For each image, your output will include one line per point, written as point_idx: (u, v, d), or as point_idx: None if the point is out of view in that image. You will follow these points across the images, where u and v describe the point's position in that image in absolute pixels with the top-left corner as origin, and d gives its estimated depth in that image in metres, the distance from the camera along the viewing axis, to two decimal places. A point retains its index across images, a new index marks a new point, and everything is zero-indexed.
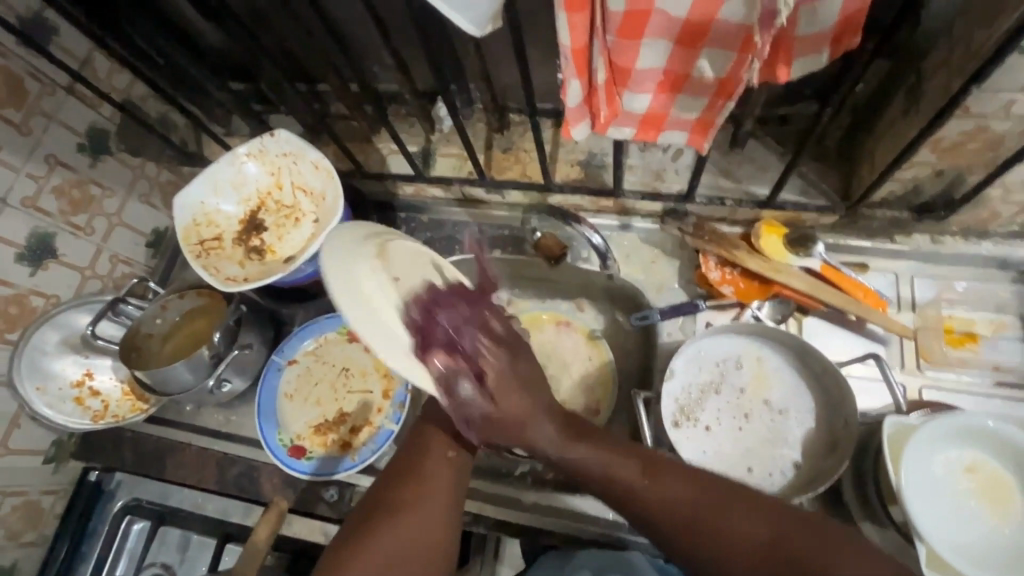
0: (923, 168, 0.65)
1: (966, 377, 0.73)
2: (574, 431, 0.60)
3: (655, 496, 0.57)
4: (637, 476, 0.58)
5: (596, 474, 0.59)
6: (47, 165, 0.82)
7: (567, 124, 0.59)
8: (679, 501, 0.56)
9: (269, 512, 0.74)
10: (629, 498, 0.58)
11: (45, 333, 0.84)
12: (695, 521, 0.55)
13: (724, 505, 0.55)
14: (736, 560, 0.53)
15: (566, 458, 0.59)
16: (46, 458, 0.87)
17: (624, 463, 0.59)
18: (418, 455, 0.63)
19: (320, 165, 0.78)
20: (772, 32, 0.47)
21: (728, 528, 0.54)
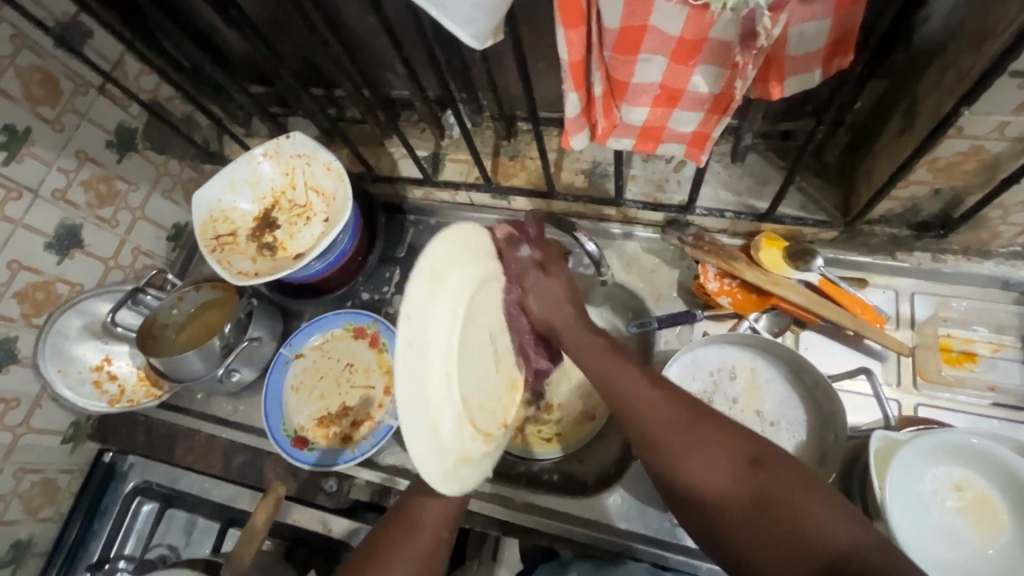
0: (921, 186, 0.66)
1: (963, 397, 0.73)
2: (597, 333, 0.66)
3: (651, 404, 0.58)
4: (638, 385, 0.60)
5: (606, 379, 0.62)
6: (77, 161, 0.87)
7: (567, 135, 0.61)
8: (676, 413, 0.57)
9: (270, 495, 0.75)
10: (626, 403, 0.60)
11: (69, 318, 0.89)
12: (682, 434, 0.55)
13: (722, 428, 0.55)
14: (712, 477, 0.53)
15: (589, 354, 0.65)
16: (64, 438, 0.91)
17: (632, 372, 0.62)
18: (405, 526, 0.62)
19: (332, 167, 0.81)
20: (751, 53, 0.50)
21: (718, 441, 0.54)
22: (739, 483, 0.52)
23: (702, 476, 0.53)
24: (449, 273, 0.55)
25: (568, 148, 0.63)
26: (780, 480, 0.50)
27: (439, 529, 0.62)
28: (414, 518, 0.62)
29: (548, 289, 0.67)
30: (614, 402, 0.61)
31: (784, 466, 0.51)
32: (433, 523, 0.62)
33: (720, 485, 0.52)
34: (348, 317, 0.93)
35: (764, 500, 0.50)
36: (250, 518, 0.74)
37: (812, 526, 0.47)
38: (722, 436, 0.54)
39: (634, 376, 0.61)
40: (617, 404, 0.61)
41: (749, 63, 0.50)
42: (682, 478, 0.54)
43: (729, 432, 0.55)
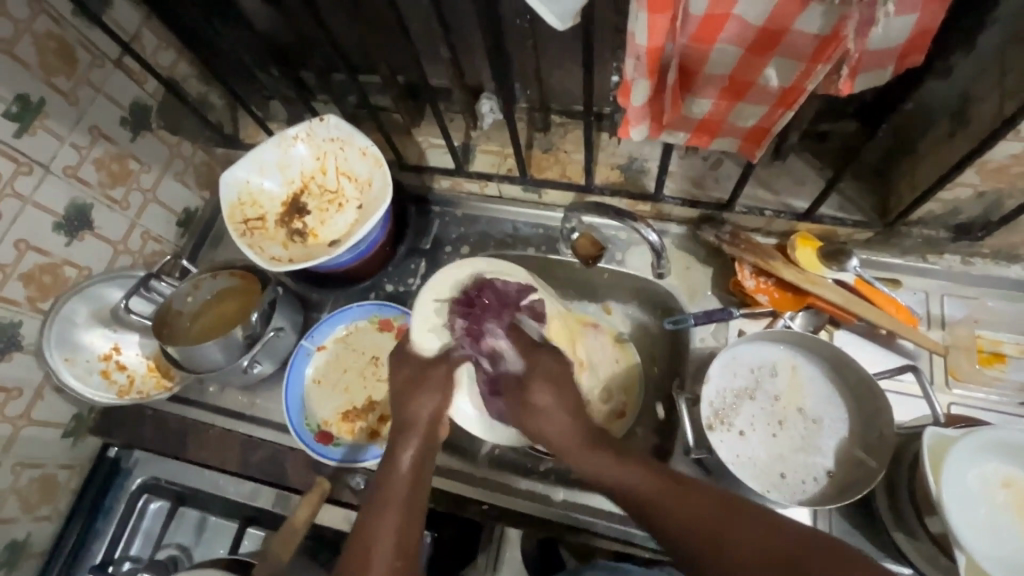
0: (966, 188, 0.67)
1: (995, 397, 0.74)
2: (601, 439, 0.64)
3: (676, 511, 0.55)
4: (655, 486, 0.58)
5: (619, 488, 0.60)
6: (90, 136, 0.82)
7: (627, 124, 0.61)
8: (693, 515, 0.54)
9: (312, 492, 0.73)
10: (643, 507, 0.58)
11: (77, 304, 0.83)
12: (722, 537, 0.52)
13: (748, 524, 0.52)
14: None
15: (595, 467, 0.62)
16: (65, 431, 0.86)
17: (650, 477, 0.59)
18: (381, 507, 0.62)
19: (368, 152, 0.78)
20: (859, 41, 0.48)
21: (747, 540, 0.51)
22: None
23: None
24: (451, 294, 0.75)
25: (626, 138, 0.63)
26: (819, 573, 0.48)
27: (409, 499, 0.63)
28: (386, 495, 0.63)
29: (544, 377, 0.68)
30: (633, 508, 0.58)
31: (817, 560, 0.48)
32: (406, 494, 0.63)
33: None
34: (374, 309, 0.91)
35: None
36: (289, 515, 0.71)
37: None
38: (751, 536, 0.51)
39: (645, 478, 0.59)
40: (636, 506, 0.58)
41: (833, 54, 0.50)
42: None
43: (754, 525, 0.52)
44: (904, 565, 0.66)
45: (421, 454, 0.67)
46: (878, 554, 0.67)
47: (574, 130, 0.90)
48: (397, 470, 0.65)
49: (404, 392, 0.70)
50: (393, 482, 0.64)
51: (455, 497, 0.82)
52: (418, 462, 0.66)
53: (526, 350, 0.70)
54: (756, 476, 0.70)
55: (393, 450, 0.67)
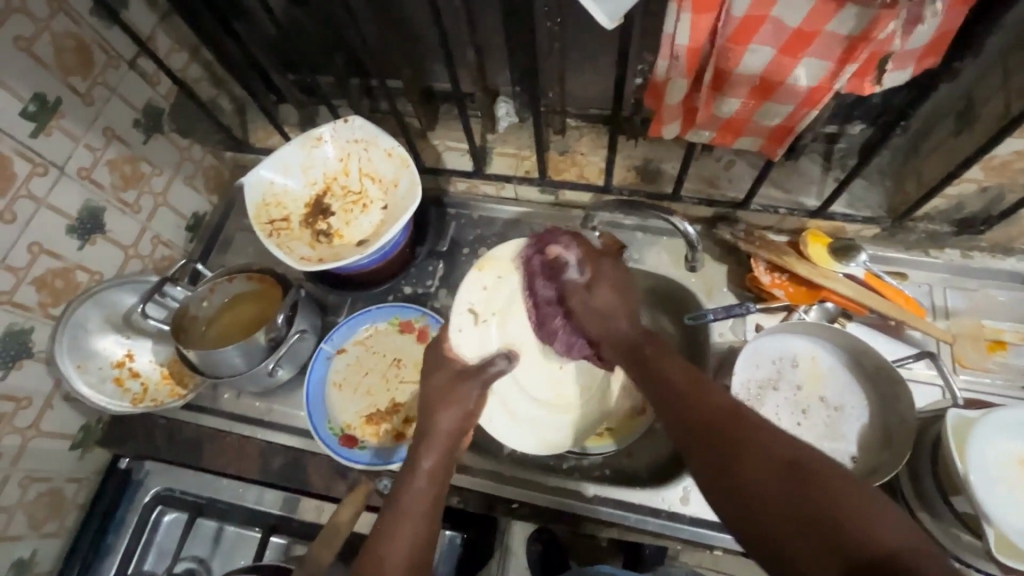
0: (970, 184, 0.72)
1: (999, 381, 0.79)
2: (652, 341, 0.67)
3: (692, 401, 0.57)
4: (688, 383, 0.59)
5: (653, 378, 0.62)
6: (104, 138, 0.80)
7: (661, 123, 0.67)
8: (720, 409, 0.55)
9: (355, 493, 0.74)
10: (673, 397, 0.59)
11: (88, 310, 0.81)
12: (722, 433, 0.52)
13: (764, 424, 0.52)
14: (751, 472, 0.49)
15: (642, 355, 0.66)
16: (73, 443, 0.82)
17: (684, 374, 0.61)
18: (394, 514, 0.60)
19: (394, 153, 0.79)
20: (881, 41, 0.52)
21: (762, 438, 0.51)
22: (777, 481, 0.47)
23: (743, 473, 0.49)
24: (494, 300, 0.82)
25: (658, 135, 0.69)
26: (822, 482, 0.46)
27: (425, 510, 0.60)
28: (398, 502, 0.61)
29: (608, 286, 0.73)
30: (662, 397, 0.60)
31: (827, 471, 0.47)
32: (423, 500, 0.61)
33: (759, 479, 0.48)
34: (395, 310, 0.90)
35: (805, 497, 0.46)
36: (331, 517, 0.72)
37: (857, 528, 0.43)
38: (759, 435, 0.51)
39: (687, 374, 0.60)
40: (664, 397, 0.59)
41: (862, 54, 0.53)
42: (720, 473, 0.51)
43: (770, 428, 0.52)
44: None
45: (441, 461, 0.65)
46: None
47: (591, 132, 0.91)
48: (415, 477, 0.63)
49: (434, 401, 0.69)
50: (414, 483, 0.62)
51: (484, 497, 0.82)
52: (439, 467, 0.64)
53: (592, 257, 0.75)
54: None
55: (413, 457, 0.65)
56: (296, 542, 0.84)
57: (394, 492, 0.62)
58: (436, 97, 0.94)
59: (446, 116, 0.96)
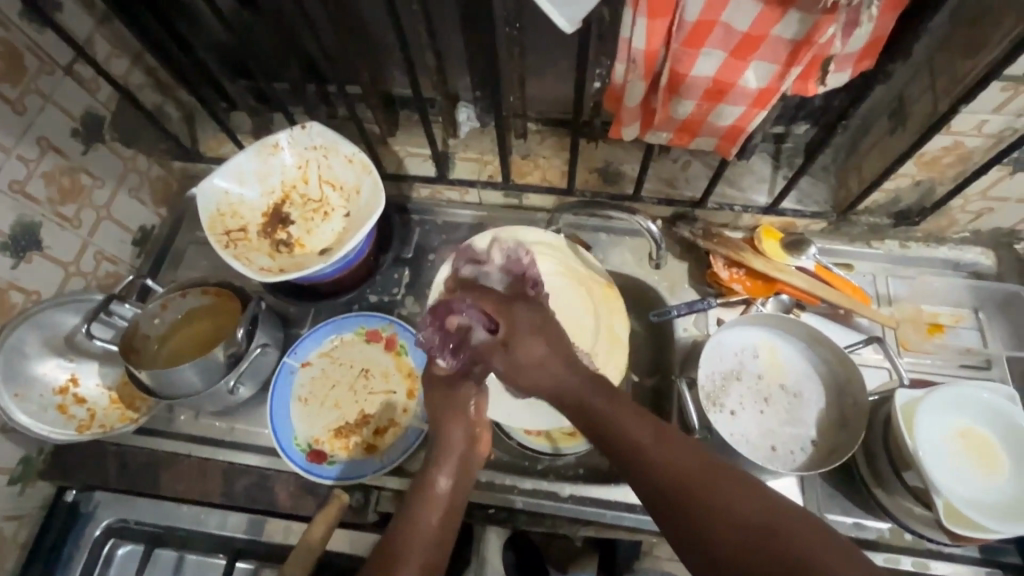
0: (906, 178, 0.77)
1: (939, 361, 0.84)
2: (600, 388, 0.61)
3: (661, 458, 0.54)
4: (650, 439, 0.56)
5: (609, 433, 0.58)
6: (39, 149, 0.76)
7: (620, 125, 0.69)
8: (688, 471, 0.53)
9: (329, 507, 0.71)
10: (634, 458, 0.55)
11: (26, 333, 0.76)
12: (695, 494, 0.52)
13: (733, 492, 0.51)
14: (731, 546, 0.48)
15: (587, 409, 0.60)
16: (12, 477, 0.77)
17: (641, 423, 0.57)
18: (407, 519, 0.60)
19: (354, 159, 0.77)
20: (823, 45, 0.55)
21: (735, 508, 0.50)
22: (759, 556, 0.47)
23: (721, 546, 0.49)
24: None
25: (618, 137, 0.71)
26: (802, 551, 0.46)
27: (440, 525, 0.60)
28: (413, 514, 0.60)
29: (527, 332, 0.65)
30: (622, 456, 0.56)
31: (801, 534, 0.47)
32: (439, 507, 0.61)
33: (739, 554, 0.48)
34: (360, 320, 0.88)
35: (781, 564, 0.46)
36: (304, 535, 0.69)
37: None
38: (733, 498, 0.51)
39: (645, 428, 0.57)
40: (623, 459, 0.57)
41: (806, 57, 0.56)
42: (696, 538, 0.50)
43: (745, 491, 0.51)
44: (883, 521, 0.73)
45: (459, 474, 0.64)
46: (860, 514, 0.74)
47: (552, 136, 0.92)
48: (436, 483, 0.63)
49: (445, 412, 0.67)
50: (432, 496, 0.62)
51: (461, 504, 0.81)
52: (457, 480, 0.64)
53: (499, 309, 0.68)
54: (750, 452, 0.75)
55: (430, 468, 0.64)
56: (265, 566, 0.81)
57: (412, 498, 0.62)
58: (396, 103, 0.93)
59: (407, 123, 0.95)
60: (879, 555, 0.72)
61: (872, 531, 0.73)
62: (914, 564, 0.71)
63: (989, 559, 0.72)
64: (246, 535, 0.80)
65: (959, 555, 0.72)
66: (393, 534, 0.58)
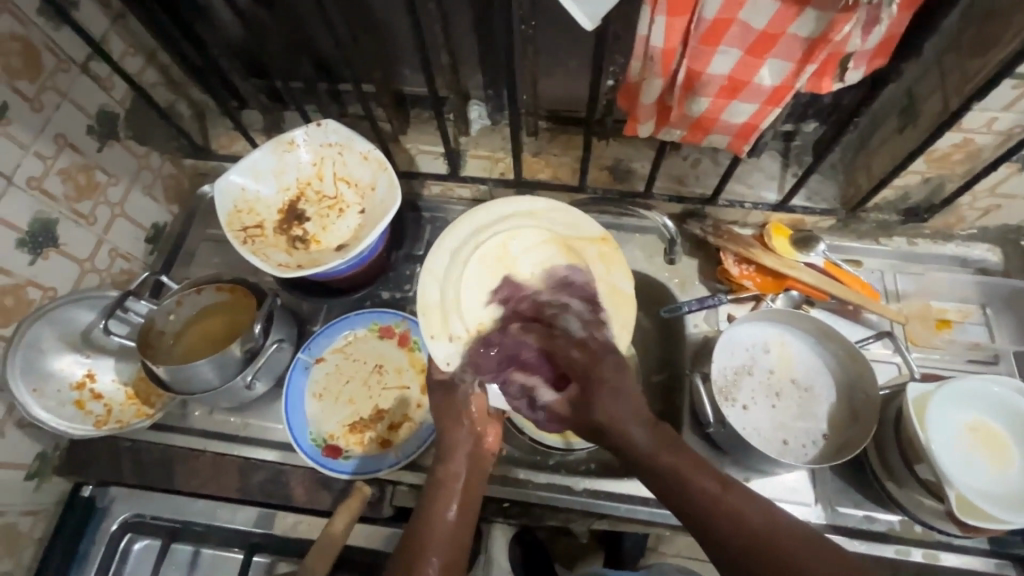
0: (915, 175, 0.78)
1: (948, 357, 0.85)
2: (664, 442, 0.62)
3: (728, 515, 0.57)
4: (716, 494, 0.59)
5: (676, 488, 0.60)
6: (55, 146, 0.76)
7: (636, 122, 0.70)
8: (754, 527, 0.56)
9: (351, 501, 0.72)
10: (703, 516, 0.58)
11: (42, 329, 0.77)
12: (765, 551, 0.55)
13: (798, 546, 0.55)
14: None
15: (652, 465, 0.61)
16: (29, 472, 0.77)
17: (705, 477, 0.60)
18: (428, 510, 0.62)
19: (369, 156, 0.78)
20: (839, 42, 0.56)
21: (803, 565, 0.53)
22: None
23: None
24: (453, 271, 0.74)
25: (632, 134, 0.72)
26: None
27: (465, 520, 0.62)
28: (433, 506, 0.63)
29: (596, 398, 0.65)
30: (689, 511, 0.59)
31: None
32: (456, 493, 0.64)
33: None
34: (373, 316, 0.89)
35: None
36: (325, 527, 0.70)
37: None
38: (801, 554, 0.54)
39: (709, 482, 0.59)
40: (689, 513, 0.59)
41: (821, 55, 0.57)
42: None
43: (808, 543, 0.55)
44: (893, 513, 0.74)
45: (473, 466, 0.66)
46: (870, 506, 0.75)
47: (563, 134, 0.93)
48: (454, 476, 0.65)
49: (450, 410, 0.69)
50: (450, 486, 0.64)
51: None
52: (471, 471, 0.66)
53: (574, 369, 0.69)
54: (762, 445, 0.75)
55: (443, 462, 0.66)
56: (279, 560, 0.82)
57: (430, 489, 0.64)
58: (408, 101, 0.94)
59: (419, 122, 0.96)
60: (890, 547, 0.73)
61: (883, 523, 0.74)
62: (924, 556, 0.72)
63: (998, 550, 0.73)
64: (255, 528, 0.81)
65: (968, 547, 0.73)
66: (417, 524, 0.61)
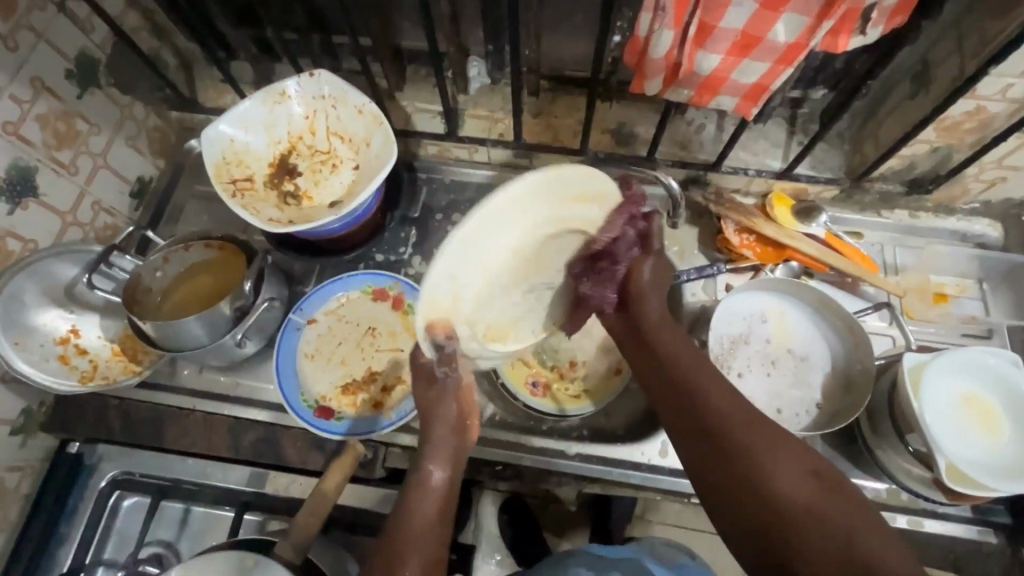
0: (924, 145, 0.76)
1: (943, 330, 0.85)
2: (674, 329, 0.67)
3: (720, 397, 0.59)
4: (711, 379, 0.61)
5: (676, 364, 0.63)
6: (32, 90, 0.72)
7: (643, 79, 0.67)
8: (742, 410, 0.58)
9: (346, 455, 0.71)
10: (695, 393, 0.61)
11: (24, 282, 0.75)
12: (747, 431, 0.57)
13: (771, 440, 0.56)
14: (774, 481, 0.53)
15: (656, 341, 0.66)
16: (13, 428, 0.76)
17: (706, 364, 0.63)
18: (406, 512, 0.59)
19: (364, 109, 0.75)
20: None
21: (772, 445, 0.55)
22: (801, 498, 0.51)
23: (763, 481, 0.53)
24: (473, 258, 0.58)
25: (639, 92, 0.69)
26: (837, 506, 0.51)
27: (442, 514, 0.60)
28: (410, 506, 0.60)
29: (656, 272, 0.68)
30: (680, 388, 0.62)
31: (840, 496, 0.52)
32: (434, 497, 0.61)
33: (781, 490, 0.52)
34: (367, 278, 0.87)
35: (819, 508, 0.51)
36: (319, 482, 0.70)
37: (867, 544, 0.48)
38: (781, 442, 0.56)
39: (709, 370, 0.62)
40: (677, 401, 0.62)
41: (840, 10, 0.55)
42: (736, 472, 0.55)
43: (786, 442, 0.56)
44: (880, 481, 0.75)
45: (452, 463, 0.63)
46: (858, 474, 0.76)
47: (565, 94, 0.90)
48: (431, 479, 0.62)
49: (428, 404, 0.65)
50: (428, 488, 0.61)
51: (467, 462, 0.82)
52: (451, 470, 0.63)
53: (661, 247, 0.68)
54: None
55: (424, 463, 0.62)
56: (271, 519, 0.82)
57: (407, 491, 0.61)
58: (404, 55, 0.90)
59: (415, 78, 0.92)
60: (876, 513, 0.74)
61: (869, 491, 0.75)
62: (909, 522, 0.74)
63: (981, 518, 0.74)
64: (250, 487, 0.81)
65: (951, 515, 0.74)
66: (397, 525, 0.58)
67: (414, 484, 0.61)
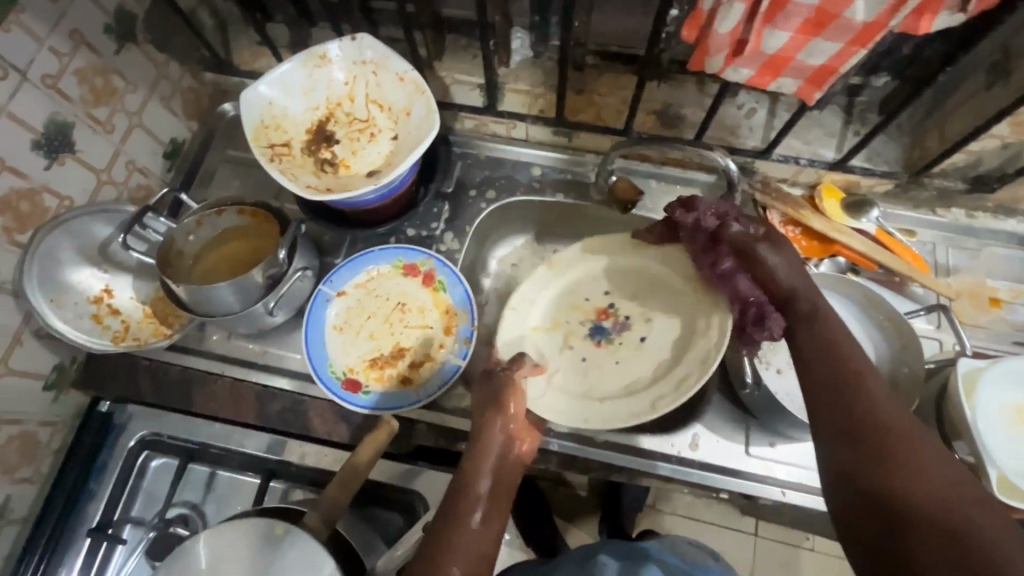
0: (994, 139, 0.72)
1: (993, 337, 0.81)
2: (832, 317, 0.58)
3: (872, 396, 0.51)
4: (865, 377, 0.53)
5: (824, 351, 0.55)
6: (72, 43, 0.71)
7: (704, 55, 0.63)
8: (897, 416, 0.49)
9: (379, 431, 0.70)
10: (842, 384, 0.53)
11: (59, 238, 0.74)
12: (893, 436, 0.48)
13: (913, 448, 0.47)
14: (912, 491, 0.44)
15: (802, 326, 0.58)
16: (46, 383, 0.76)
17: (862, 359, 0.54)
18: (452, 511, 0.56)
19: (407, 77, 0.73)
20: None
21: (924, 457, 0.46)
22: (946, 516, 0.42)
23: (901, 489, 0.45)
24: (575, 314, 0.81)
25: (698, 70, 0.65)
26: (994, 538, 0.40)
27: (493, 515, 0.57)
28: (456, 506, 0.56)
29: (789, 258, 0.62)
30: (826, 375, 0.54)
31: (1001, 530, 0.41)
32: (483, 498, 0.57)
33: (920, 502, 0.44)
34: (398, 252, 0.85)
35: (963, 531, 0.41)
36: (352, 455, 0.68)
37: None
38: (936, 457, 0.46)
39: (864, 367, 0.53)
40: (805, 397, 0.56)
41: None
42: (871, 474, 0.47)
43: (928, 453, 0.46)
44: None
45: (502, 472, 0.60)
46: None
47: (609, 71, 0.86)
48: (478, 481, 0.58)
49: (490, 404, 0.63)
50: (474, 491, 0.58)
51: None
52: (501, 479, 0.59)
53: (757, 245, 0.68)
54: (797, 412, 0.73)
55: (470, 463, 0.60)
56: (295, 487, 0.82)
57: (453, 491, 0.58)
58: (445, 23, 0.86)
59: (455, 47, 0.89)
60: None
61: None
62: None
63: None
64: (267, 453, 0.81)
65: None
66: (443, 524, 0.55)
67: (460, 484, 0.58)
